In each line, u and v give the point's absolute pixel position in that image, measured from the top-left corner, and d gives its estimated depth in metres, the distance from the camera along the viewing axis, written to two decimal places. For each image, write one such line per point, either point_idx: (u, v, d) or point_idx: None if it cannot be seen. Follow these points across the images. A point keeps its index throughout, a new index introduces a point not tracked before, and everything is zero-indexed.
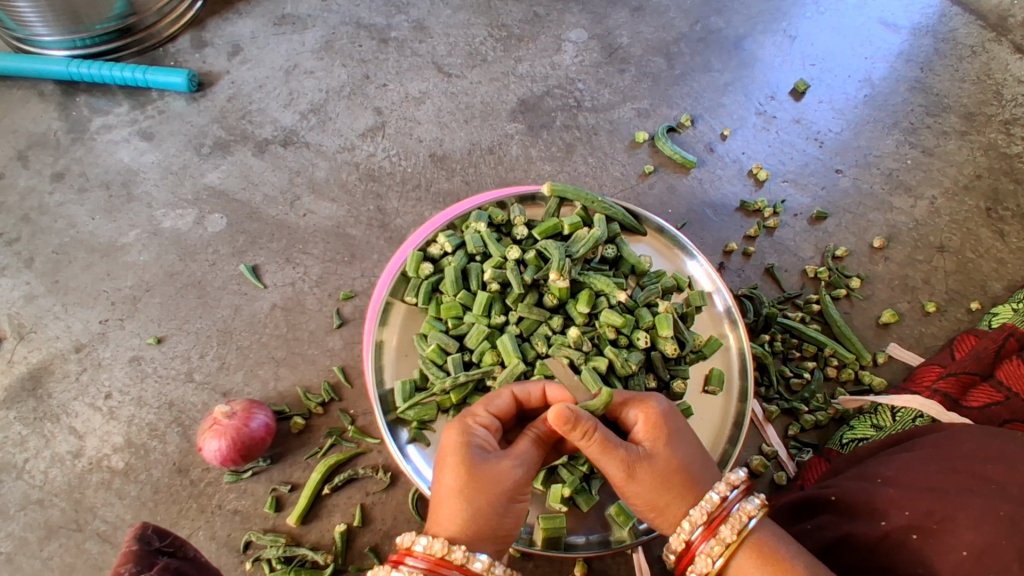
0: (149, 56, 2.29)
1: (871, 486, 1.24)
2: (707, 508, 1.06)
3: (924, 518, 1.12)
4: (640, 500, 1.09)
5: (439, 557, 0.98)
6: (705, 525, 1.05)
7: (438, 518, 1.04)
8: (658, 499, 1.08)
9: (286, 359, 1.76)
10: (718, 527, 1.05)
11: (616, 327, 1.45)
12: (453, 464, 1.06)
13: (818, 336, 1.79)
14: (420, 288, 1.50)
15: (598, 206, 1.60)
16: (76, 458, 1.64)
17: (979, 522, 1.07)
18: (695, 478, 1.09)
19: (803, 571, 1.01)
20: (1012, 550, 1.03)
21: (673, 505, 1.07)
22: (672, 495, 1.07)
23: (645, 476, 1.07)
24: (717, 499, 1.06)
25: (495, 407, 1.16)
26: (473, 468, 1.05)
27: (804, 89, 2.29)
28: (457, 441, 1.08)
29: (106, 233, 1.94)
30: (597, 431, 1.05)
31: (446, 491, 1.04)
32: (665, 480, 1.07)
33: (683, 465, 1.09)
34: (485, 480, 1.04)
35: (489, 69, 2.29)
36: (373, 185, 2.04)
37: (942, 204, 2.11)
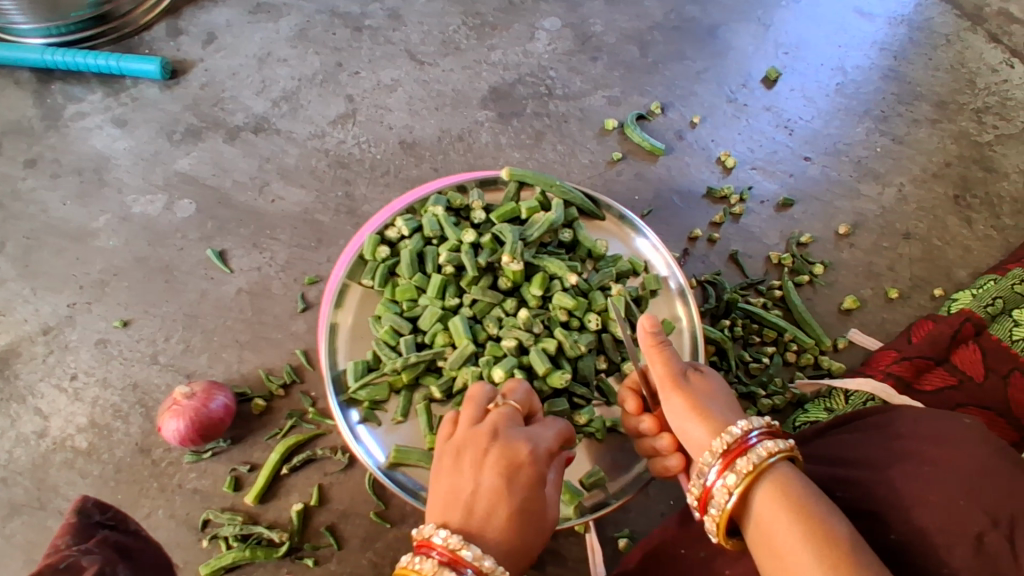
0: (124, 44, 2.28)
1: (809, 467, 1.26)
2: (730, 436, 1.04)
3: (859, 499, 1.14)
4: (683, 411, 1.13)
5: (460, 552, 0.96)
6: (726, 452, 1.04)
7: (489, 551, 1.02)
8: (703, 410, 1.11)
9: (251, 343, 1.79)
10: (738, 456, 1.03)
11: (568, 309, 1.49)
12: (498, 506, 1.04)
13: (778, 322, 1.81)
14: (376, 270, 1.52)
15: (557, 190, 1.61)
16: (41, 438, 1.68)
17: (910, 505, 1.09)
18: (730, 406, 1.14)
19: (826, 519, 0.95)
20: (940, 537, 1.04)
21: (716, 417, 1.10)
22: (715, 408, 1.12)
23: (694, 388, 1.14)
24: (750, 422, 1.06)
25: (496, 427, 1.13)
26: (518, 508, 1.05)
27: (775, 77, 2.30)
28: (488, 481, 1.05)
29: (77, 219, 1.97)
30: (666, 346, 1.17)
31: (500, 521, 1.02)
32: (712, 398, 1.14)
33: (721, 393, 1.16)
34: (526, 515, 1.05)
35: (463, 56, 2.29)
36: (342, 171, 2.05)
37: (911, 191, 2.12)
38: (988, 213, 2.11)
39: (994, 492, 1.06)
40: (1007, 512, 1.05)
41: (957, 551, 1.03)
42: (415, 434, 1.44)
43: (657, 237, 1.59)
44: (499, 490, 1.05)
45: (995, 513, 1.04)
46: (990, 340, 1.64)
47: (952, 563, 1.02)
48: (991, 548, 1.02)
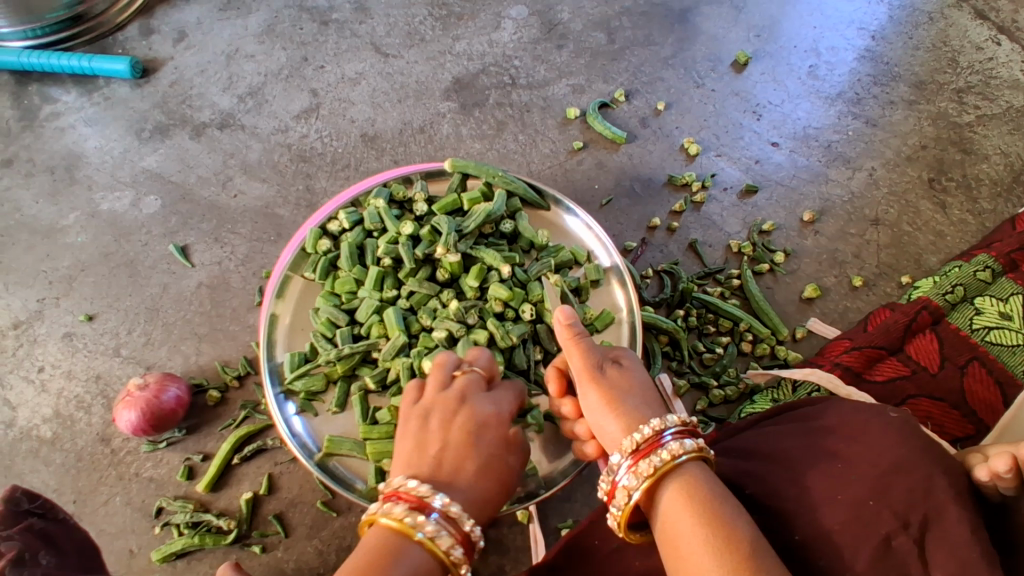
0: (99, 45, 2.31)
1: (727, 462, 1.28)
2: (639, 436, 1.01)
3: (768, 496, 1.16)
4: (599, 406, 1.09)
5: (428, 495, 0.96)
6: (632, 455, 1.01)
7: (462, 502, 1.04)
8: (620, 406, 1.07)
9: (208, 335, 1.82)
10: (641, 459, 1.00)
11: (502, 300, 1.50)
12: (470, 462, 1.07)
13: (733, 311, 1.77)
14: (318, 263, 1.54)
15: (499, 180, 1.59)
16: (8, 428, 1.74)
17: (818, 505, 1.10)
18: (650, 403, 1.10)
19: (730, 524, 0.92)
20: (845, 537, 1.05)
21: (630, 414, 1.06)
22: (630, 404, 1.08)
23: (612, 382, 1.10)
24: (663, 422, 1.02)
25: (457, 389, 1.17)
26: (486, 463, 1.08)
27: (745, 60, 2.24)
28: (459, 438, 1.08)
29: (49, 216, 2.02)
30: (585, 340, 1.16)
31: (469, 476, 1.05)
32: (631, 392, 1.10)
33: (643, 387, 1.12)
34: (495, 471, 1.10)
35: (427, 48, 2.29)
36: (304, 165, 2.07)
37: (882, 175, 2.07)
38: (965, 197, 2.04)
39: (908, 494, 1.03)
40: (919, 514, 1.02)
41: (861, 554, 1.03)
42: (350, 426, 1.46)
43: (591, 217, 1.58)
44: (468, 446, 1.08)
45: (906, 515, 1.03)
46: (948, 329, 1.60)
47: (853, 564, 1.03)
48: (898, 551, 1.01)
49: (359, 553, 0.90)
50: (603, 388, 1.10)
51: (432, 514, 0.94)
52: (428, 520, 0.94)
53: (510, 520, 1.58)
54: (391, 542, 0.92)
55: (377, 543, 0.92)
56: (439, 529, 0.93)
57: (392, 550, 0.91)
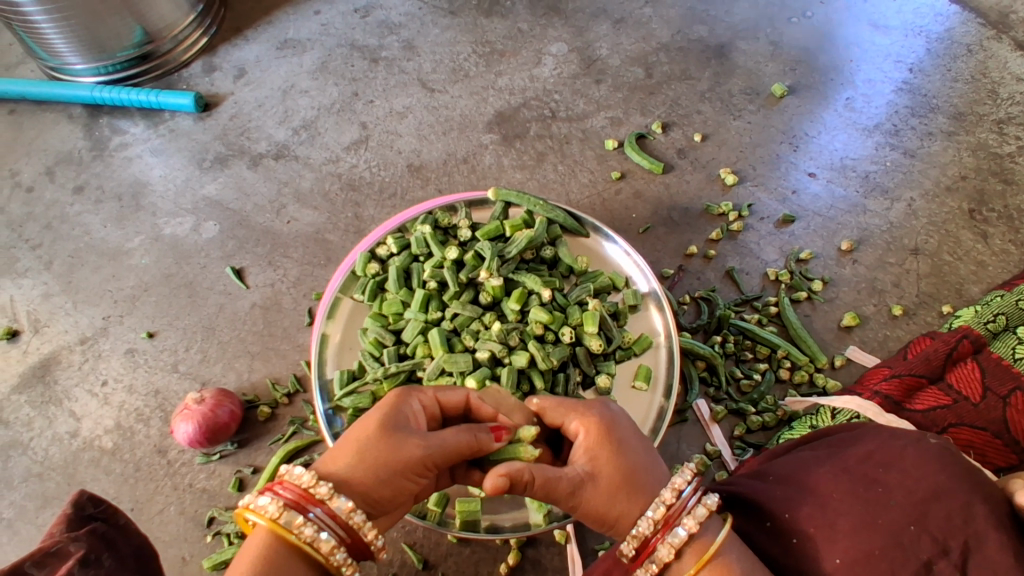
0: (165, 81, 2.48)
1: (763, 484, 1.29)
2: (656, 513, 1.05)
3: (804, 521, 1.17)
4: (593, 514, 1.12)
5: (310, 491, 0.99)
6: (656, 530, 1.05)
7: (333, 458, 1.06)
8: (609, 510, 1.10)
9: (261, 353, 1.91)
10: (667, 534, 1.04)
11: (543, 323, 1.54)
12: (369, 421, 1.09)
13: (771, 338, 1.78)
14: (366, 285, 1.62)
15: (541, 209, 1.67)
16: (73, 438, 1.84)
17: (857, 530, 1.11)
18: (638, 491, 1.09)
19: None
20: (884, 562, 1.07)
21: (625, 512, 1.09)
22: (621, 501, 1.09)
23: (592, 494, 1.10)
24: (668, 501, 1.06)
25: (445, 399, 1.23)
26: (388, 430, 1.08)
27: (781, 94, 2.29)
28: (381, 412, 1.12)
29: (115, 239, 2.16)
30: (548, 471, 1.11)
31: (352, 445, 1.06)
32: (614, 491, 1.10)
33: (627, 473, 1.11)
34: (387, 447, 1.06)
35: (471, 83, 2.40)
36: (353, 194, 2.18)
37: (921, 206, 2.07)
38: (1008, 227, 2.02)
39: (947, 520, 1.08)
40: (959, 540, 1.06)
41: None
42: None
43: (629, 244, 1.63)
44: (384, 423, 1.09)
45: (946, 541, 1.07)
46: (990, 358, 1.57)
47: None
48: None
49: (241, 555, 0.95)
50: (587, 499, 1.11)
51: (313, 514, 0.97)
52: (305, 520, 0.97)
53: (547, 540, 1.59)
54: (266, 538, 0.96)
55: (259, 543, 0.96)
56: (312, 529, 0.96)
57: (269, 552, 0.95)
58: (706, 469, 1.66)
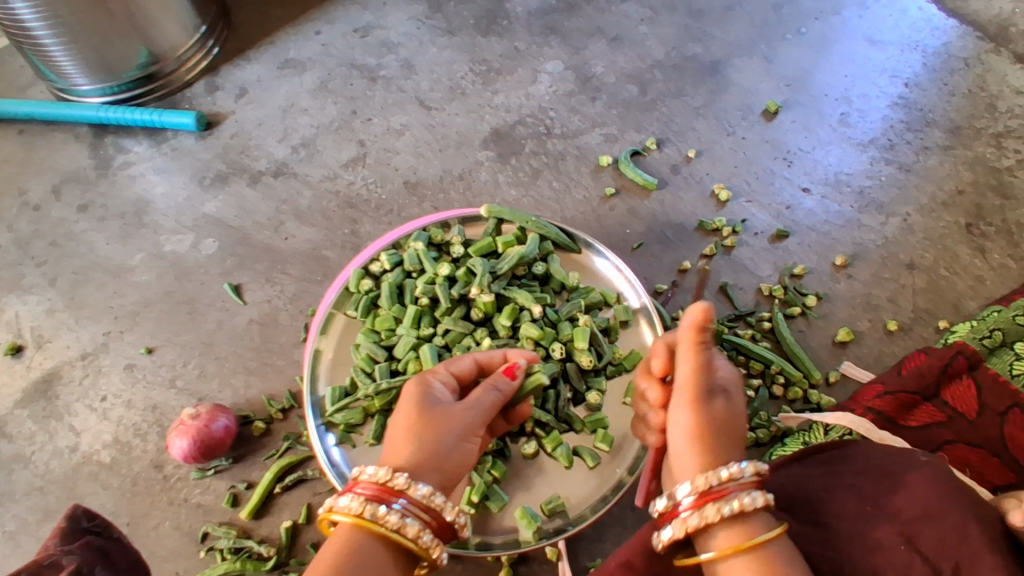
0: (168, 100, 2.50)
1: None
2: (705, 479, 1.03)
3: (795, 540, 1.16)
4: (685, 436, 1.08)
5: (388, 484, 1.03)
6: (698, 496, 1.03)
7: (395, 451, 1.09)
8: (699, 443, 1.07)
9: (257, 369, 1.93)
10: (707, 503, 1.02)
11: (534, 339, 1.54)
12: (408, 406, 1.13)
13: (765, 354, 1.77)
14: (360, 301, 1.63)
15: (533, 225, 1.68)
16: (73, 452, 1.86)
17: (847, 550, 1.11)
18: (728, 446, 1.09)
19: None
20: None
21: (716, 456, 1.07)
22: (714, 447, 1.07)
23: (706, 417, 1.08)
24: (722, 476, 1.03)
25: (455, 367, 1.26)
26: (430, 407, 1.13)
27: (775, 109, 2.31)
28: (414, 391, 1.17)
29: (118, 256, 2.19)
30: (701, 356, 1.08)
31: (403, 431, 1.11)
32: (711, 432, 1.08)
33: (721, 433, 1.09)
34: (436, 419, 1.12)
35: (468, 101, 2.43)
36: (350, 211, 2.20)
37: (917, 221, 2.07)
38: (1006, 242, 2.02)
39: (939, 541, 1.06)
40: (950, 562, 1.04)
41: None
42: None
43: (618, 258, 1.64)
44: (417, 398, 1.15)
45: (938, 563, 1.04)
46: (986, 374, 1.56)
47: None
48: None
49: (328, 550, 0.99)
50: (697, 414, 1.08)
51: (396, 505, 1.02)
52: (389, 511, 1.01)
53: (540, 557, 1.58)
54: (353, 535, 1.00)
55: (343, 538, 1.00)
56: (397, 518, 1.01)
57: (356, 547, 0.99)
58: None
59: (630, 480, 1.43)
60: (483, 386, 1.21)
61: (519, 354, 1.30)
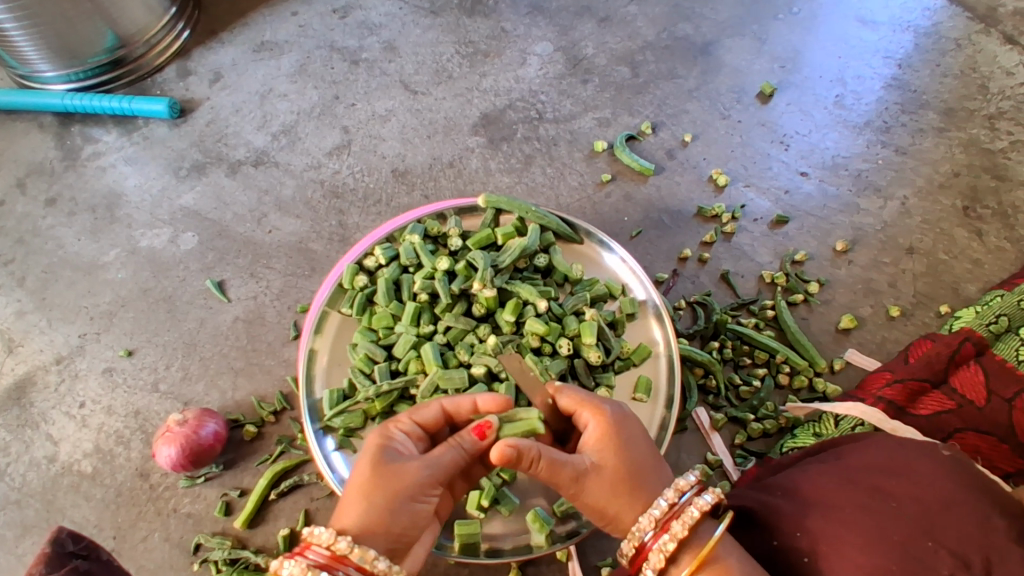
0: (138, 87, 2.36)
1: (770, 499, 1.25)
2: (659, 509, 1.10)
3: (815, 536, 1.13)
4: (594, 508, 1.14)
5: (334, 550, 1.01)
6: (657, 526, 1.09)
7: (343, 511, 1.08)
8: (609, 506, 1.13)
9: (244, 370, 1.84)
10: (670, 525, 1.09)
11: (539, 334, 1.48)
12: (362, 464, 1.10)
13: (769, 343, 1.76)
14: (355, 298, 1.55)
15: (532, 216, 1.62)
16: (51, 463, 1.75)
17: (868, 544, 1.07)
18: (642, 484, 1.13)
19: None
20: None
21: (633, 503, 1.12)
22: (624, 504, 1.12)
23: (593, 484, 1.12)
24: (671, 499, 1.10)
25: (421, 416, 1.20)
26: (384, 466, 1.10)
27: (770, 92, 2.26)
28: (373, 446, 1.13)
29: (91, 253, 2.06)
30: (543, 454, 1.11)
31: (353, 492, 1.08)
32: (619, 485, 1.12)
33: (630, 473, 1.13)
34: (387, 479, 1.08)
35: (455, 85, 2.33)
36: (337, 201, 2.11)
37: (914, 204, 2.06)
38: (1001, 224, 2.02)
39: (962, 532, 1.05)
40: (979, 554, 1.03)
41: None
42: None
43: (625, 251, 1.58)
44: (373, 457, 1.11)
45: (965, 555, 1.03)
46: (992, 360, 1.54)
47: None
48: None
49: None
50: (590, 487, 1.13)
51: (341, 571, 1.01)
52: None
53: (547, 558, 1.54)
54: None
55: None
56: None
57: None
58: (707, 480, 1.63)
59: None
60: (449, 443, 1.16)
61: (489, 404, 1.22)
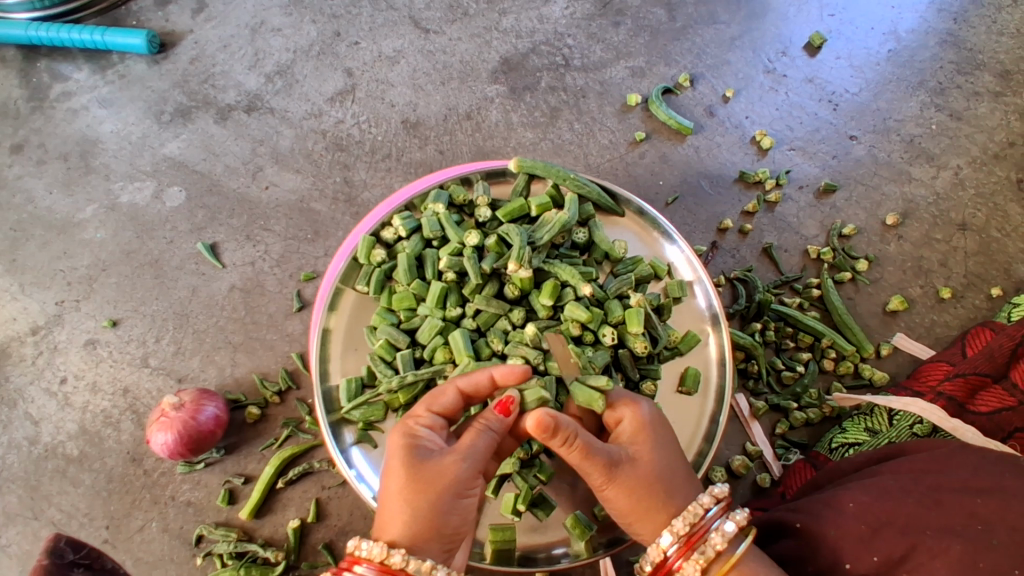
0: (110, 16, 2.06)
1: (838, 514, 1.10)
2: (692, 518, 0.96)
3: (895, 565, 0.99)
4: (619, 509, 0.99)
5: (390, 562, 0.89)
6: (687, 538, 0.95)
7: (386, 521, 0.94)
8: (636, 509, 0.98)
9: (244, 345, 1.68)
10: (702, 540, 0.95)
11: (581, 322, 1.33)
12: (393, 468, 0.96)
13: (816, 326, 1.65)
14: (372, 275, 1.37)
15: (570, 184, 1.44)
16: (32, 445, 1.61)
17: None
18: (674, 487, 0.99)
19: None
20: None
21: (662, 506, 0.97)
22: (653, 507, 0.97)
23: (627, 478, 0.97)
24: (703, 509, 0.96)
25: (439, 404, 1.05)
26: (417, 466, 0.95)
27: (820, 43, 2.04)
28: (398, 445, 0.98)
29: (64, 209, 1.85)
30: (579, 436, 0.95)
31: (392, 498, 0.94)
32: (653, 484, 0.98)
33: (662, 474, 0.99)
34: (425, 479, 0.94)
35: (471, 23, 2.07)
36: (341, 155, 1.89)
37: (968, 175, 1.91)
38: None
39: None
40: None
41: None
42: None
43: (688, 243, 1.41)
44: (402, 458, 0.96)
45: None
46: None
47: None
48: None
49: None
50: (618, 482, 0.97)
51: None
52: None
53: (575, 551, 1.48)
54: None
55: None
56: None
57: None
58: (747, 472, 1.58)
59: None
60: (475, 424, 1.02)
61: (508, 375, 1.07)
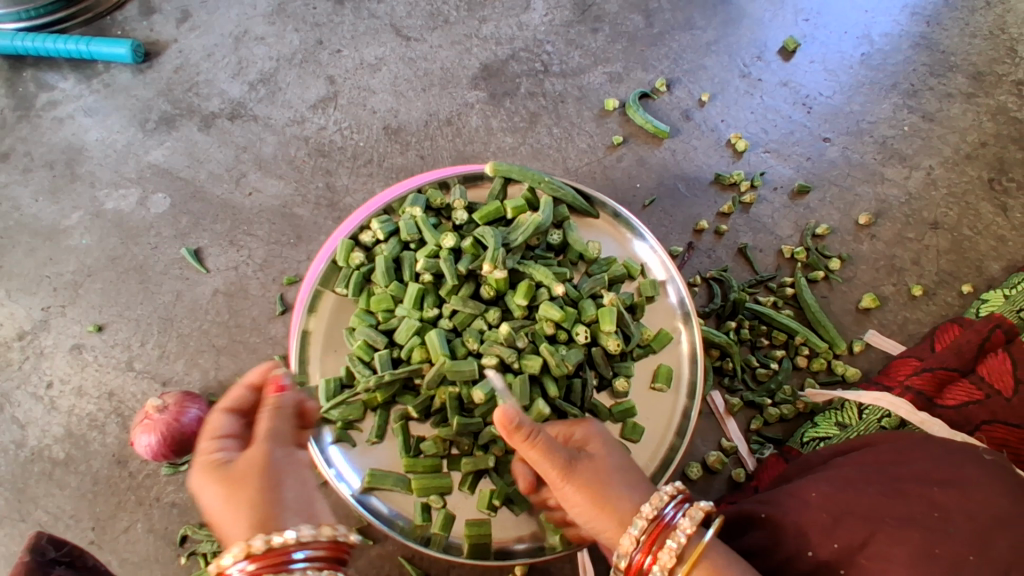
0: (95, 26, 2.08)
1: (801, 504, 1.11)
2: (653, 516, 0.97)
3: (856, 551, 1.01)
4: (589, 507, 1.00)
5: (261, 550, 0.84)
6: (650, 537, 0.96)
7: (226, 534, 0.88)
8: (605, 500, 1.00)
9: (227, 348, 1.70)
10: (665, 538, 0.95)
11: (555, 321, 1.36)
12: (212, 484, 0.90)
13: (789, 324, 1.68)
14: (350, 278, 1.40)
15: (546, 186, 1.47)
16: (19, 449, 1.63)
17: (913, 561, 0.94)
18: (634, 478, 1.04)
19: None
20: None
21: (627, 495, 1.01)
22: (610, 505, 1.00)
23: (590, 472, 1.02)
24: (663, 507, 0.97)
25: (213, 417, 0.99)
26: (233, 469, 0.91)
27: (794, 48, 2.08)
28: (208, 465, 0.92)
29: (50, 216, 1.87)
30: (539, 434, 1.00)
31: (219, 511, 0.88)
32: (616, 476, 1.03)
33: (620, 466, 1.05)
34: (242, 474, 0.90)
35: (452, 31, 2.11)
36: (323, 161, 1.92)
37: (940, 175, 1.95)
38: None
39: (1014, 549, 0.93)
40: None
41: None
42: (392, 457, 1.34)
43: (658, 240, 1.44)
44: (213, 474, 0.91)
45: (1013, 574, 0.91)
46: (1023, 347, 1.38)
47: None
48: None
49: None
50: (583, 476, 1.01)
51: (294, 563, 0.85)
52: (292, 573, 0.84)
53: None
54: None
55: None
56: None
57: None
58: (722, 467, 1.61)
59: (661, 477, 1.31)
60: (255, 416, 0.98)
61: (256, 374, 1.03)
